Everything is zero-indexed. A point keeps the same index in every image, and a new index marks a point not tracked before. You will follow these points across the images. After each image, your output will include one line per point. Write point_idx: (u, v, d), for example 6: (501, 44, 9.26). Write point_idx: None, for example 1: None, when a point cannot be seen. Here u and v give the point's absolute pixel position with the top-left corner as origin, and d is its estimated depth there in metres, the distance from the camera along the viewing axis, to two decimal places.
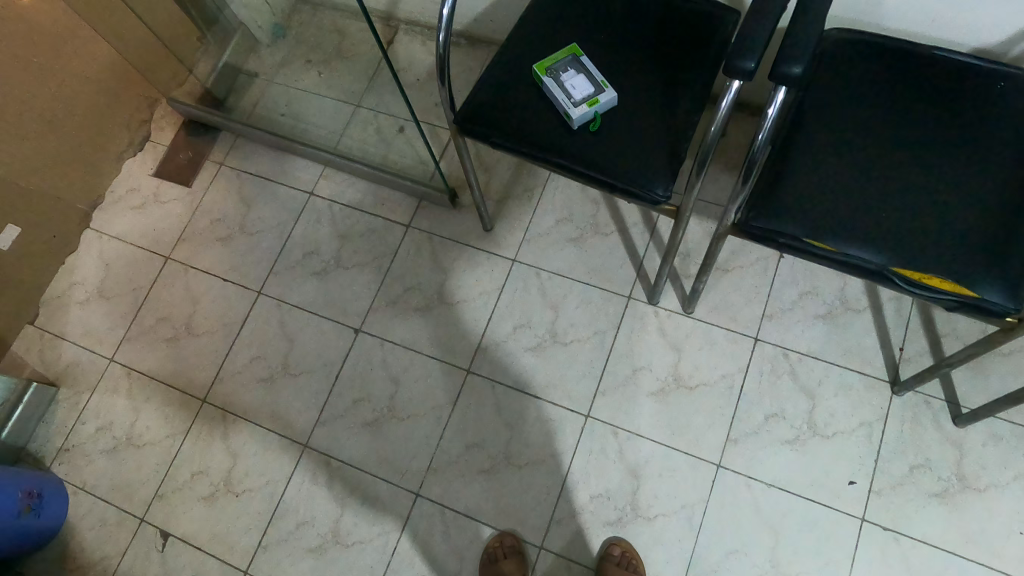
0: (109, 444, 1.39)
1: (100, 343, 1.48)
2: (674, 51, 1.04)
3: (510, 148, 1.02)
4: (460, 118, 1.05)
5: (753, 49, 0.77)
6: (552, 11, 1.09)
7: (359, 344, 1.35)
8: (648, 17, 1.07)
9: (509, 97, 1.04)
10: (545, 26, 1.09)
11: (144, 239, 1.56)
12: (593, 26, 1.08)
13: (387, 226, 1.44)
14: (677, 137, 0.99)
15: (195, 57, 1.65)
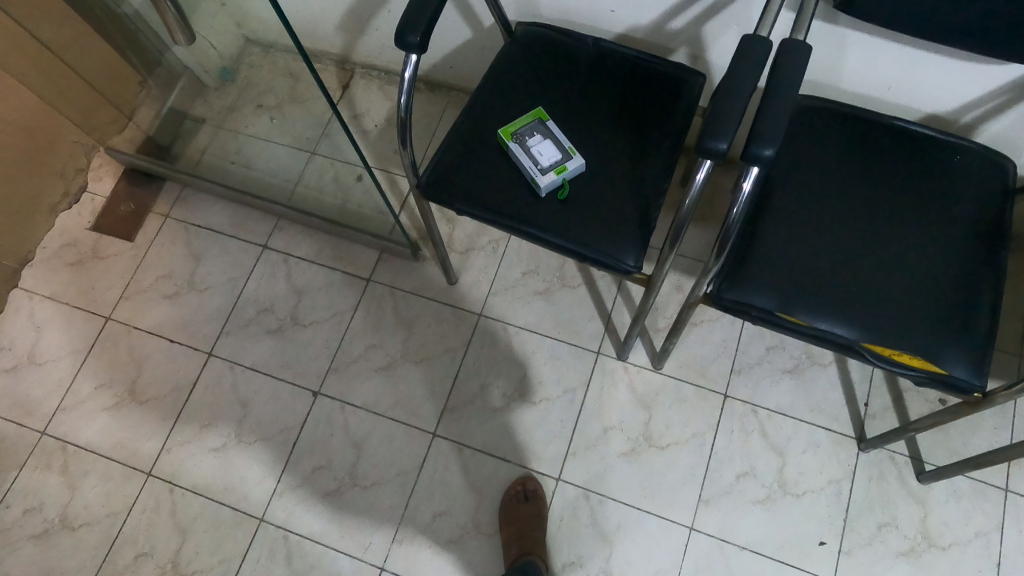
0: (40, 528, 1.31)
1: (31, 415, 1.39)
2: (641, 112, 1.01)
3: (476, 215, 0.96)
4: (422, 182, 0.98)
5: (725, 127, 0.75)
6: (517, 69, 1.06)
7: (318, 406, 1.27)
8: (613, 76, 1.04)
9: (472, 160, 0.98)
10: (510, 85, 1.04)
11: (81, 299, 1.48)
12: (559, 84, 1.04)
13: (346, 280, 1.36)
14: (650, 198, 0.95)
15: (136, 102, 1.57)
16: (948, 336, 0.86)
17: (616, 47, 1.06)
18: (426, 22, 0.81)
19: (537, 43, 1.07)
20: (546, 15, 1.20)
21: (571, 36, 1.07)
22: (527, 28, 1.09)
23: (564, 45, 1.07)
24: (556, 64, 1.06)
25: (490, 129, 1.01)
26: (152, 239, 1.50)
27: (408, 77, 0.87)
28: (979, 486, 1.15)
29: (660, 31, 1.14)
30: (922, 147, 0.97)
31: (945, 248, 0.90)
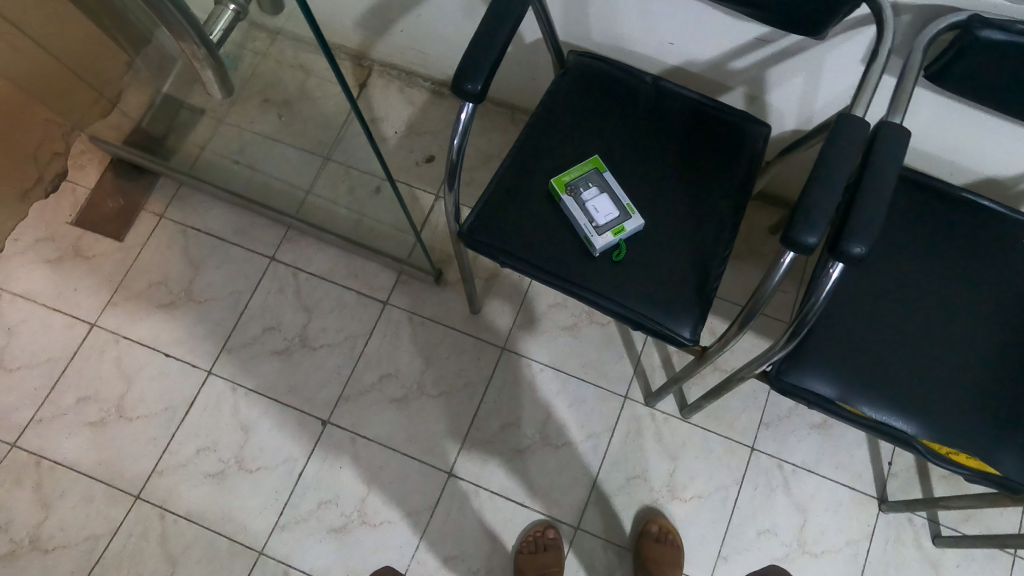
0: (7, 549, 1.21)
1: (3, 424, 1.29)
2: (702, 165, 0.95)
3: (523, 269, 0.90)
4: (468, 229, 0.91)
5: (817, 221, 0.71)
6: (571, 104, 0.97)
7: (326, 436, 1.20)
8: (673, 121, 0.97)
9: (521, 208, 0.92)
10: (562, 123, 0.96)
11: (63, 301, 1.37)
12: (617, 127, 0.96)
13: (361, 301, 1.28)
14: (707, 264, 0.91)
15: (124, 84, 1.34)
16: (1005, 433, 0.83)
17: (681, 90, 0.98)
18: (487, 67, 0.74)
19: (595, 78, 0.99)
20: (597, 44, 1.12)
21: (631, 72, 0.99)
22: (581, 59, 1.00)
23: (624, 83, 0.98)
24: (616, 104, 0.97)
25: (541, 171, 0.94)
26: (144, 242, 1.40)
27: (464, 120, 0.80)
28: (993, 553, 1.16)
29: (719, 71, 1.06)
30: (991, 225, 0.93)
31: (1010, 337, 0.87)
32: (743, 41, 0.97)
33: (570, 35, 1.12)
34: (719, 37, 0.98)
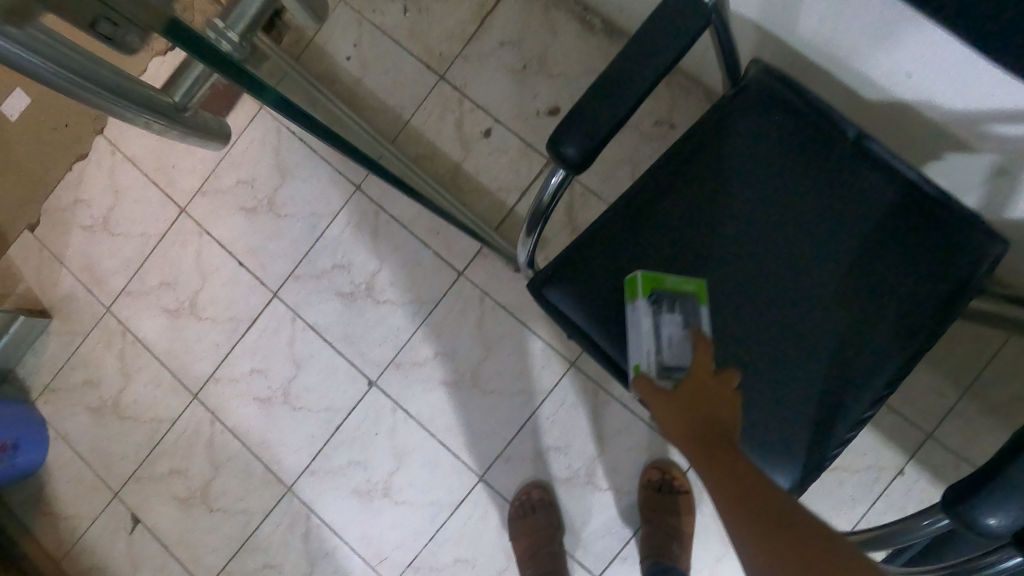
0: (95, 402, 1.31)
1: (101, 285, 1.33)
2: (876, 274, 0.70)
3: (597, 349, 0.75)
4: (540, 281, 0.75)
5: (1010, 496, 0.48)
6: (729, 142, 0.74)
7: (370, 398, 1.15)
8: (860, 202, 0.71)
9: (614, 269, 0.75)
10: (709, 164, 0.75)
11: (162, 175, 1.32)
12: (775, 197, 0.73)
13: (435, 264, 1.14)
14: (837, 411, 0.70)
15: None
16: None
17: (895, 162, 0.70)
18: (601, 133, 0.56)
19: (775, 116, 0.73)
20: (802, 40, 0.80)
21: (835, 113, 0.72)
22: (763, 77, 0.74)
23: (818, 127, 0.72)
24: (796, 156, 0.72)
25: (658, 229, 0.75)
26: (240, 133, 1.27)
27: (558, 179, 0.63)
28: None
29: (969, 126, 0.72)
30: None
31: None
32: (1012, 110, 0.65)
33: (765, 18, 0.81)
34: (983, 91, 0.65)
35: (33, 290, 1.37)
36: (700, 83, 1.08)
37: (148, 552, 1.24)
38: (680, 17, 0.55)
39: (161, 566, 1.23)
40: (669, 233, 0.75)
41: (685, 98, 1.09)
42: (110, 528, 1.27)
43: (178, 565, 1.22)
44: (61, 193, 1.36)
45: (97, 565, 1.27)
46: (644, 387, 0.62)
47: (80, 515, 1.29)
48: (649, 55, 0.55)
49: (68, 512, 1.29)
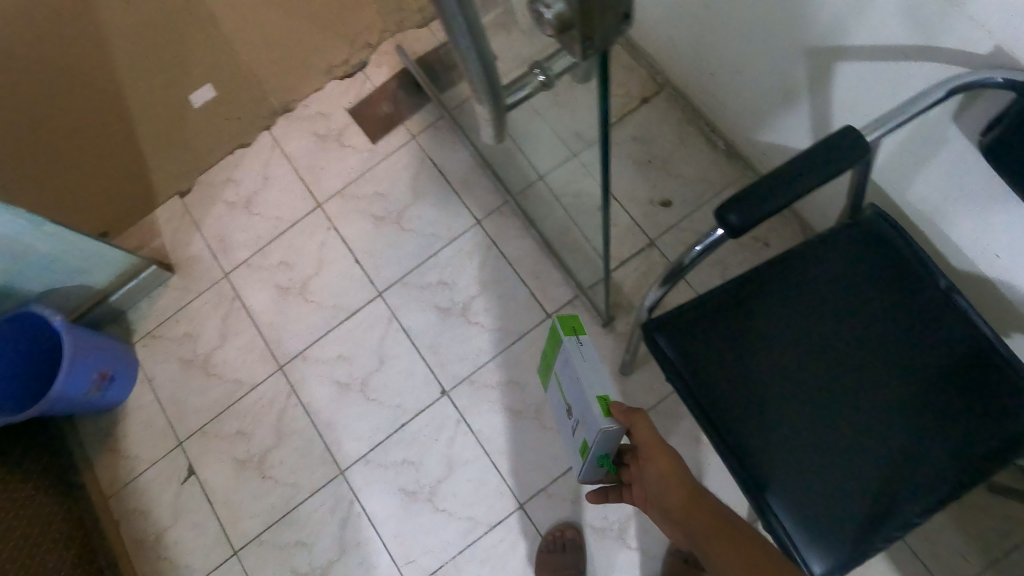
0: (186, 355, 1.31)
1: (224, 253, 1.37)
2: (939, 404, 0.79)
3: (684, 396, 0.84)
4: (653, 324, 0.87)
5: None
6: (840, 258, 0.86)
7: (440, 405, 1.24)
8: (938, 340, 0.81)
9: (716, 334, 0.86)
10: (817, 271, 0.86)
11: (308, 174, 1.40)
12: (866, 316, 0.84)
13: (529, 304, 1.28)
14: (884, 515, 0.76)
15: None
16: None
17: (976, 317, 0.81)
18: (763, 211, 0.70)
19: (882, 251, 0.85)
20: (907, 201, 0.92)
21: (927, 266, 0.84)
22: (876, 217, 0.87)
23: (911, 272, 0.84)
24: (885, 291, 0.84)
25: (761, 312, 0.86)
26: (390, 152, 1.39)
27: (708, 241, 0.78)
28: None
29: None
30: None
31: None
32: None
33: (881, 179, 0.94)
34: None
35: (140, 232, 1.39)
36: (798, 217, 1.22)
37: (193, 506, 1.22)
38: (842, 148, 0.69)
39: (199, 523, 1.21)
40: (767, 322, 0.85)
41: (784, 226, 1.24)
42: (163, 476, 1.25)
43: (215, 526, 1.21)
44: (210, 161, 1.43)
45: (140, 510, 1.23)
46: (650, 441, 0.76)
47: (139, 458, 1.26)
48: (821, 162, 0.69)
49: (129, 453, 1.27)
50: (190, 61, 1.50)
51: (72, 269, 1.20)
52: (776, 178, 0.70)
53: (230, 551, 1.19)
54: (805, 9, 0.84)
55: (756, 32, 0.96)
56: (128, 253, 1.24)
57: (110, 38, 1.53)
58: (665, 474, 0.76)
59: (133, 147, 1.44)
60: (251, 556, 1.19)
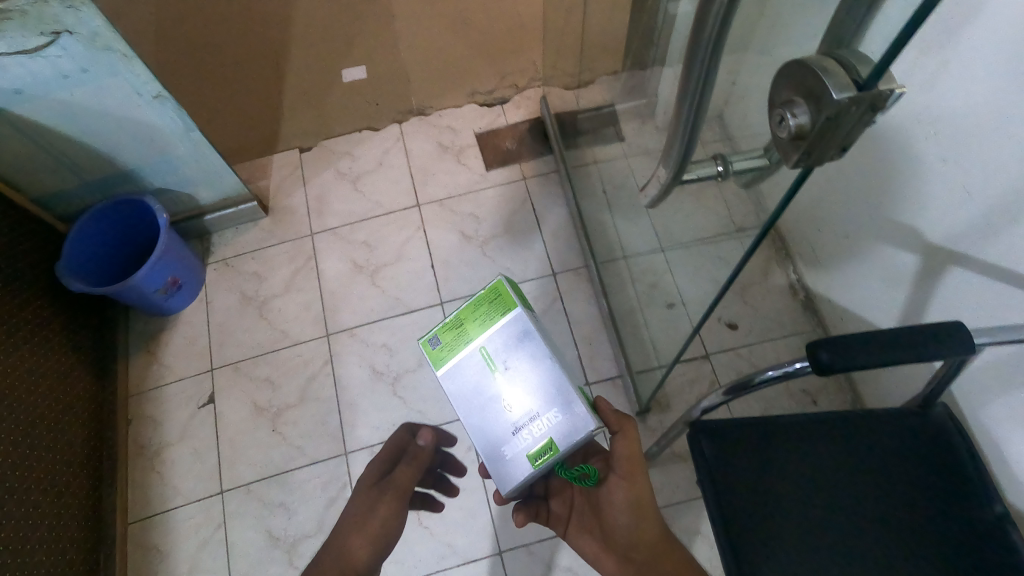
0: (249, 291, 1.37)
1: (318, 214, 1.44)
2: None
3: (709, 508, 0.82)
4: (702, 427, 0.87)
5: None
6: (904, 440, 0.84)
7: (459, 426, 1.26)
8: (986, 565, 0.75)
9: (751, 471, 0.84)
10: (880, 443, 0.84)
11: (418, 174, 1.49)
12: (915, 508, 0.80)
13: (572, 367, 1.33)
14: None
15: (558, 64, 1.50)
16: None
17: None
18: (854, 362, 0.73)
19: (950, 452, 0.82)
20: (974, 418, 0.94)
21: (984, 488, 0.79)
22: (946, 420, 0.84)
23: (964, 487, 0.80)
24: (931, 494, 0.80)
25: (809, 458, 0.84)
26: (500, 184, 1.48)
27: (785, 370, 0.82)
28: None
29: None
30: None
31: None
32: None
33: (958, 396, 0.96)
34: None
35: (252, 169, 1.51)
36: (854, 389, 1.25)
37: (200, 433, 1.26)
38: (948, 340, 0.73)
39: (199, 451, 1.24)
40: (802, 480, 0.83)
41: (837, 391, 1.27)
42: (186, 394, 1.29)
43: (212, 459, 1.24)
44: (336, 130, 1.54)
45: (152, 419, 1.27)
46: (628, 460, 0.74)
47: (170, 368, 1.31)
48: (923, 342, 0.73)
49: (163, 361, 1.32)
50: (353, 47, 1.66)
51: (191, 179, 1.29)
52: (895, 341, 0.73)
53: (217, 489, 1.21)
54: (937, 208, 0.91)
55: (885, 203, 1.01)
56: (241, 184, 1.34)
57: (297, 10, 1.73)
58: (636, 496, 0.73)
59: (278, 99, 1.59)
60: (232, 501, 1.20)
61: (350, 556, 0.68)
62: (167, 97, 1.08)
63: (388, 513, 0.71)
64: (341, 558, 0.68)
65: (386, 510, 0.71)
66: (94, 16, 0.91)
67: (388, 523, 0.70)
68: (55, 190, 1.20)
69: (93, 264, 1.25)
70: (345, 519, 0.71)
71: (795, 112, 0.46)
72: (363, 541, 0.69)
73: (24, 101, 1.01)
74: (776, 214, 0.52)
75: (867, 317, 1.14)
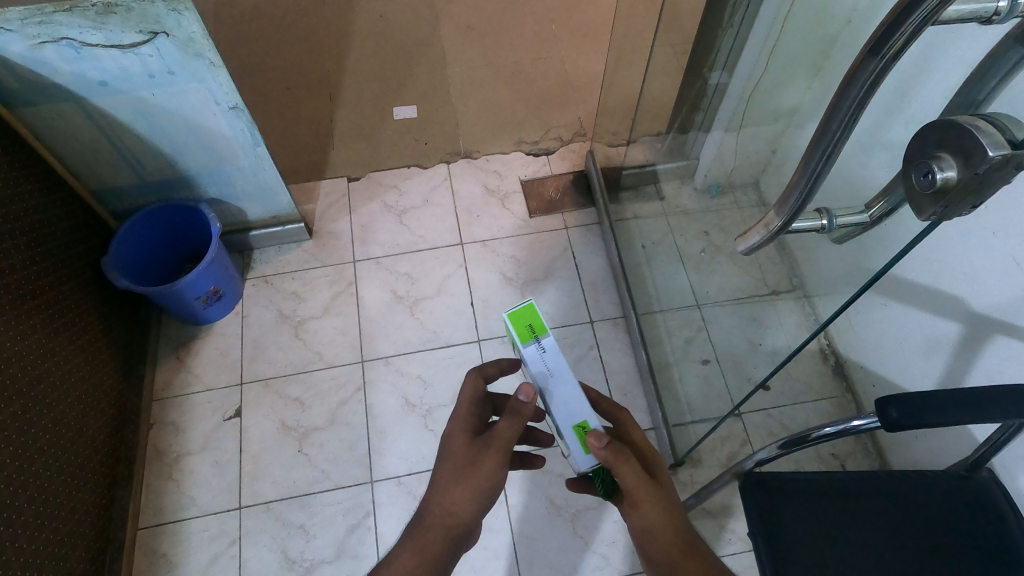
0: (287, 310, 1.37)
1: (362, 242, 1.46)
2: None
3: (762, 561, 0.81)
4: (755, 478, 0.86)
5: None
6: (959, 502, 0.82)
7: None
8: None
9: (802, 524, 0.82)
10: (934, 505, 0.82)
11: (464, 213, 1.52)
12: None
13: None
14: None
15: (605, 120, 1.55)
16: None
17: None
18: (923, 417, 0.71)
19: (1008, 519, 0.80)
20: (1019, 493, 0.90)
21: None
22: (993, 484, 0.83)
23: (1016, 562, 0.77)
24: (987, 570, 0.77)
25: (862, 517, 0.82)
26: (541, 230, 1.51)
27: (842, 425, 0.79)
28: None
29: None
30: None
31: None
32: None
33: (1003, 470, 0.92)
34: None
35: (300, 192, 1.53)
36: (882, 456, 1.22)
37: (222, 446, 1.22)
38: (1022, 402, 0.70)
39: (219, 464, 1.20)
40: (858, 547, 0.80)
41: (864, 456, 1.23)
42: (212, 405, 1.26)
43: (234, 473, 1.20)
44: (385, 164, 1.58)
45: (174, 425, 1.24)
46: (643, 445, 0.70)
47: (196, 378, 1.28)
48: (990, 402, 0.70)
49: (192, 369, 1.29)
50: (405, 88, 1.73)
51: (244, 193, 1.30)
52: (958, 397, 0.71)
53: (234, 504, 1.17)
54: (979, 277, 0.90)
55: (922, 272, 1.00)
56: (293, 205, 1.35)
57: (351, 47, 1.80)
58: (649, 526, 0.64)
59: (329, 128, 1.63)
60: (249, 518, 1.15)
61: (453, 511, 0.65)
62: (244, 110, 1.10)
63: (492, 473, 0.65)
64: (443, 511, 0.65)
65: (492, 463, 0.66)
66: (195, 23, 0.93)
67: (495, 477, 0.66)
68: (112, 185, 1.20)
69: (132, 265, 1.23)
70: (446, 467, 0.66)
71: (941, 167, 0.50)
72: (465, 495, 0.64)
73: (106, 92, 1.01)
74: (890, 260, 0.57)
75: (900, 383, 1.11)
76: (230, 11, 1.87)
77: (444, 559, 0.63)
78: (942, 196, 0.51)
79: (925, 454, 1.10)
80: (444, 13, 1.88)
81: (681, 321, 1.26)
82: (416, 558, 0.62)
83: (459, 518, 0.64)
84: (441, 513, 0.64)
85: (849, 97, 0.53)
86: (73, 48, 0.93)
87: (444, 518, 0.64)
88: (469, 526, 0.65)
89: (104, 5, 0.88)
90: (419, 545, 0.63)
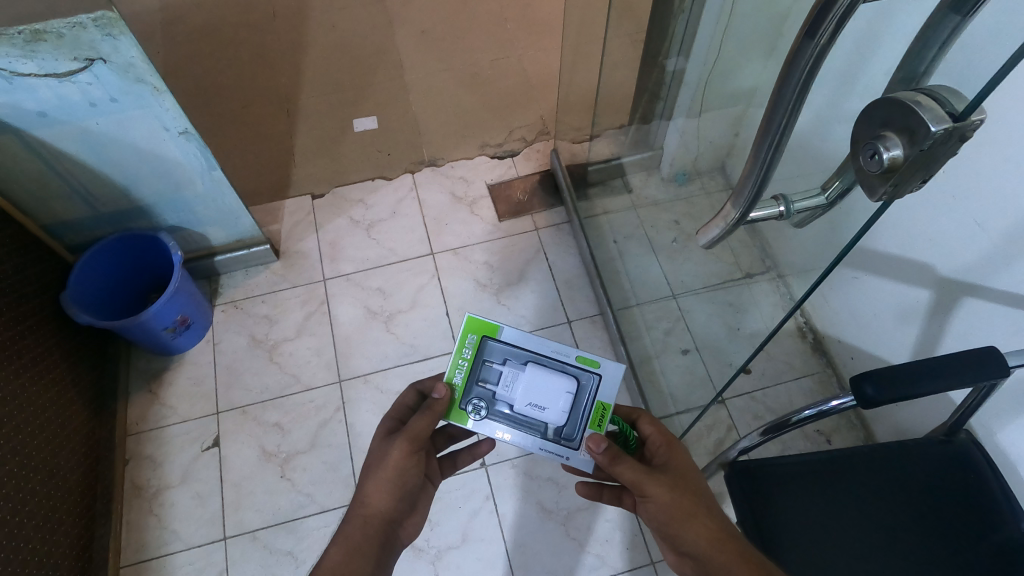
0: (259, 335, 1.34)
1: (331, 260, 1.44)
2: None
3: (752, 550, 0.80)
4: (740, 467, 0.85)
5: None
6: (941, 467, 0.82)
7: (475, 474, 1.22)
8: None
9: (789, 508, 0.82)
10: (916, 472, 0.82)
11: (433, 221, 1.51)
12: (957, 541, 0.77)
13: None
14: None
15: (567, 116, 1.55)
16: None
17: None
18: (898, 392, 0.71)
19: (987, 477, 0.80)
20: (999, 455, 0.91)
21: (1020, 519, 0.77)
22: (972, 447, 0.83)
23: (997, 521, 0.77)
24: (977, 543, 0.76)
25: (846, 494, 0.82)
26: (512, 234, 1.50)
27: (824, 406, 0.78)
28: None
29: None
30: None
31: None
32: None
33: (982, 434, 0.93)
34: None
35: (264, 213, 1.50)
36: (866, 427, 1.22)
37: (202, 477, 1.19)
38: (989, 368, 0.70)
39: (200, 496, 1.17)
40: (848, 528, 0.80)
41: (849, 429, 1.24)
42: (189, 436, 1.23)
43: (216, 504, 1.17)
44: (349, 178, 1.56)
45: (152, 458, 1.21)
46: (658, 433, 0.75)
47: (170, 411, 1.25)
48: (961, 368, 0.70)
49: (166, 402, 1.26)
50: (364, 100, 1.70)
51: (206, 219, 1.27)
52: (931, 365, 0.71)
53: (218, 535, 1.14)
54: (943, 242, 0.91)
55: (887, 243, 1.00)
56: (256, 227, 1.33)
57: (306, 63, 1.77)
58: None
59: (289, 146, 1.61)
60: (234, 548, 1.13)
61: (369, 501, 0.68)
62: (195, 133, 1.07)
63: (400, 462, 0.69)
64: (359, 504, 0.68)
65: (399, 452, 0.69)
66: (131, 47, 0.91)
67: (404, 468, 0.69)
68: (65, 218, 1.17)
69: (94, 302, 1.20)
70: (364, 465, 0.70)
71: (886, 146, 0.50)
72: (378, 487, 0.68)
73: (46, 123, 0.98)
74: (849, 243, 0.56)
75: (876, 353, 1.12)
76: (180, 33, 1.84)
77: (371, 545, 0.65)
78: (891, 176, 0.51)
79: (907, 422, 1.10)
80: (399, 20, 1.87)
81: (658, 312, 1.25)
82: (341, 550, 0.64)
83: (374, 505, 0.67)
84: (358, 506, 0.68)
85: (792, 81, 0.53)
86: (4, 78, 0.90)
87: (360, 511, 0.67)
88: (387, 516, 0.67)
89: (32, 33, 0.85)
90: (342, 539, 0.65)
